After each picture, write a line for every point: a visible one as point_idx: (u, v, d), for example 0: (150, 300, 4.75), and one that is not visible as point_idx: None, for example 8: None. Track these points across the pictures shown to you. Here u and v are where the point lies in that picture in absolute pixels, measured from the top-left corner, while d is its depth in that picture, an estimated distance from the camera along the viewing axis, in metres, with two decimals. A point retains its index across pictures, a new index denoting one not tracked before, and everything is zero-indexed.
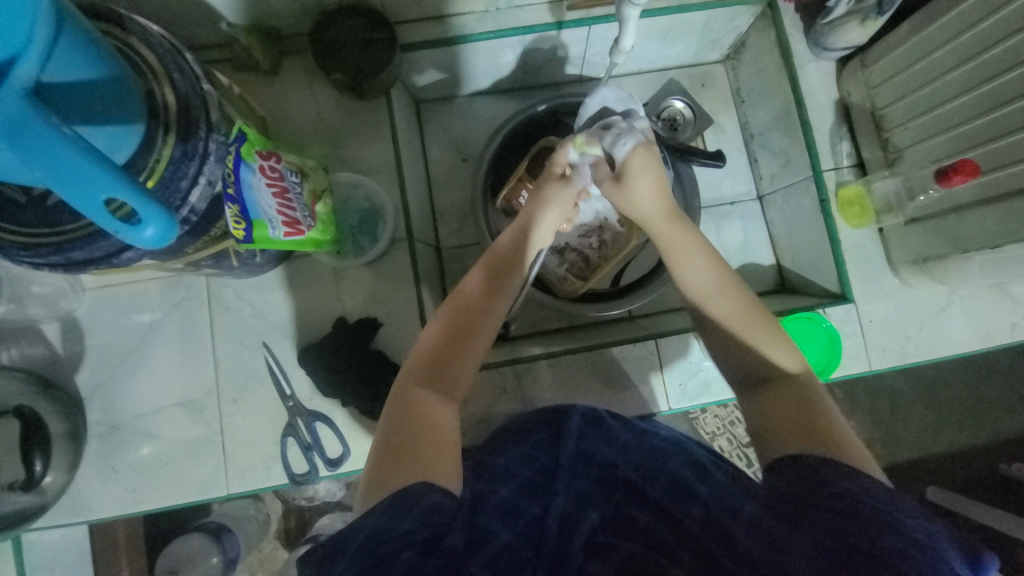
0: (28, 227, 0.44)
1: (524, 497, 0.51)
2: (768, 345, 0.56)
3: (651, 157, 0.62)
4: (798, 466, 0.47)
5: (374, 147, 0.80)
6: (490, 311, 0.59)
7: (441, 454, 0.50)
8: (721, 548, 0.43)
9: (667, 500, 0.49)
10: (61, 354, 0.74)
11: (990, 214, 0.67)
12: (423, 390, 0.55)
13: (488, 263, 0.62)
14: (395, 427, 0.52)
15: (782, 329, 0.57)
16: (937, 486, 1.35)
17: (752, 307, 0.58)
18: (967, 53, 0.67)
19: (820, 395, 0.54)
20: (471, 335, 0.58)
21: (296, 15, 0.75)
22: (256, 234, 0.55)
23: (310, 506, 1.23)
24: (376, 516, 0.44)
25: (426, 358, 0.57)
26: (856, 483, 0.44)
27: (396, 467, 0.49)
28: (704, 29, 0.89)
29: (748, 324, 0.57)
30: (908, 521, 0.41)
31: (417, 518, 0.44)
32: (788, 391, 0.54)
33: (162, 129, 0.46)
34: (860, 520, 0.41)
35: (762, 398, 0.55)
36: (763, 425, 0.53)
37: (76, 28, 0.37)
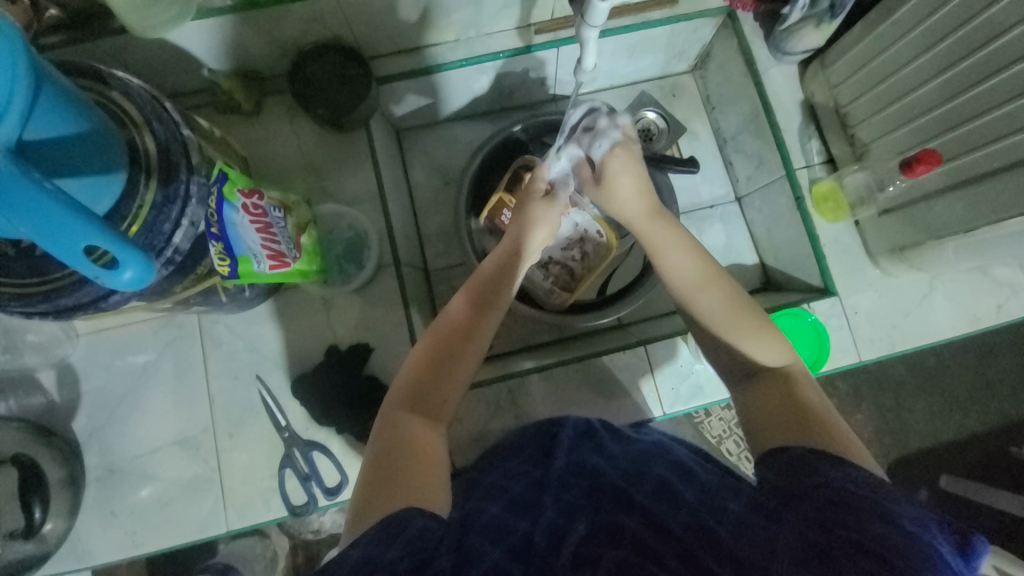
0: (21, 280, 0.45)
1: (512, 513, 0.49)
2: (753, 340, 0.58)
3: (628, 157, 0.68)
4: (788, 456, 0.48)
5: (356, 177, 0.82)
6: (476, 335, 0.60)
7: (428, 480, 0.51)
8: (709, 551, 0.43)
9: (655, 506, 0.48)
10: (57, 401, 0.75)
11: (957, 200, 0.68)
12: (410, 416, 0.55)
13: (471, 289, 0.62)
14: (382, 457, 0.52)
15: (769, 326, 0.59)
16: (949, 474, 1.34)
17: (737, 302, 0.60)
18: (918, 48, 0.70)
19: (807, 384, 0.56)
20: (457, 360, 0.59)
21: (274, 57, 0.78)
22: (241, 269, 0.57)
23: (316, 539, 1.21)
24: (361, 547, 0.43)
25: (413, 384, 0.57)
26: (841, 472, 0.44)
27: (383, 495, 0.49)
28: (669, 43, 0.93)
29: (733, 318, 0.59)
30: (896, 509, 0.40)
31: (405, 544, 0.43)
32: (776, 383, 0.55)
33: (144, 175, 0.48)
34: (844, 509, 0.41)
35: (750, 391, 0.56)
36: (755, 416, 0.54)
37: (58, 87, 0.39)
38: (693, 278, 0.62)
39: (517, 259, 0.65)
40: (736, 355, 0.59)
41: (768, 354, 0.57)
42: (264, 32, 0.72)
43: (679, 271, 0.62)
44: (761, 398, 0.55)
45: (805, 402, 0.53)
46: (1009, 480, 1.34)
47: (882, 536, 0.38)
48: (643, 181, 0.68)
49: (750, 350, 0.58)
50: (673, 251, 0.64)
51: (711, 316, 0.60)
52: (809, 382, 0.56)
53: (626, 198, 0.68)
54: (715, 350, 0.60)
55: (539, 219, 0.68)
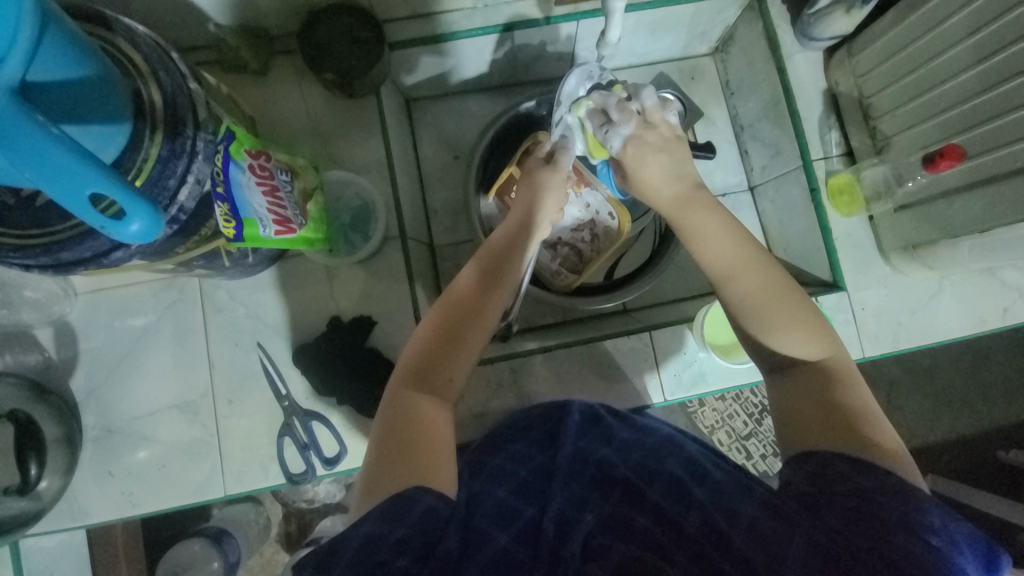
0: (20, 230, 0.44)
1: (518, 498, 0.50)
2: (791, 328, 0.54)
3: (650, 142, 0.62)
4: (816, 460, 0.48)
5: (365, 145, 0.80)
6: (483, 311, 0.59)
7: (433, 459, 0.50)
8: (720, 550, 0.43)
9: (666, 504, 0.48)
10: (55, 359, 0.74)
11: (977, 199, 0.67)
12: (416, 394, 0.55)
13: (482, 264, 0.62)
14: (388, 432, 0.52)
15: (814, 315, 0.55)
16: (936, 474, 1.36)
17: (778, 289, 0.55)
18: (950, 40, 0.68)
19: (851, 381, 0.52)
20: (463, 337, 0.58)
21: (284, 15, 0.75)
22: (247, 232, 0.55)
23: (310, 508, 1.23)
24: (369, 524, 0.44)
25: (419, 360, 0.57)
26: (877, 482, 0.45)
27: (390, 474, 0.49)
28: (691, 22, 0.90)
29: (772, 306, 0.55)
30: (927, 522, 0.42)
31: (412, 524, 0.43)
32: (815, 381, 0.52)
33: (149, 128, 0.45)
34: (875, 520, 0.42)
35: (785, 388, 0.53)
36: (789, 415, 0.52)
37: (61, 28, 0.37)
38: (732, 266, 0.57)
39: (529, 236, 0.64)
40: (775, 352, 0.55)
41: (808, 349, 0.54)
42: None
43: (717, 258, 0.57)
44: (797, 397, 0.52)
45: (842, 403, 0.50)
46: (994, 483, 1.36)
47: (910, 552, 0.40)
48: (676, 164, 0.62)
49: (788, 347, 0.54)
50: (708, 236, 0.58)
51: (755, 308, 0.55)
52: (849, 375, 0.53)
53: (658, 181, 0.62)
54: (747, 341, 0.57)
55: (546, 192, 0.66)
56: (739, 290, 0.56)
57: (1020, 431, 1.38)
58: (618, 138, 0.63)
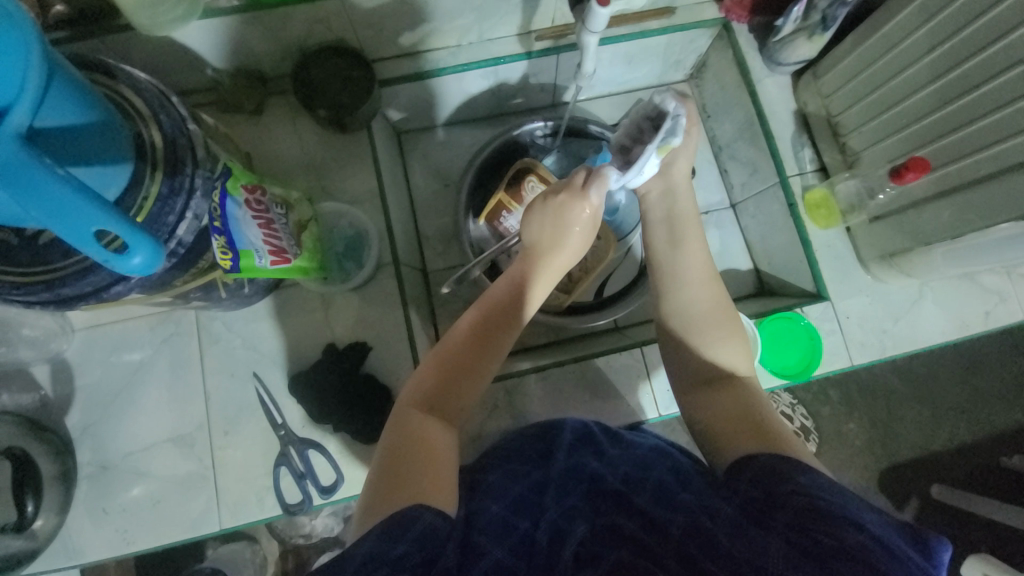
0: (23, 267, 0.45)
1: (515, 512, 0.50)
2: (720, 342, 0.63)
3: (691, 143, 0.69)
4: (756, 464, 0.51)
5: (357, 177, 0.83)
6: (492, 345, 0.60)
7: (439, 477, 0.51)
8: (704, 551, 0.43)
9: (656, 510, 0.49)
10: (50, 396, 0.74)
11: (946, 207, 0.70)
12: (424, 418, 0.56)
13: (484, 311, 0.60)
14: (390, 452, 0.53)
15: (740, 339, 0.64)
16: (941, 483, 1.35)
17: (719, 306, 0.65)
18: (906, 60, 0.72)
19: (754, 386, 0.62)
20: (472, 369, 0.59)
21: (278, 57, 0.79)
22: (243, 263, 0.57)
23: (308, 543, 1.20)
24: (369, 540, 0.44)
25: (425, 395, 0.58)
26: (809, 478, 0.48)
27: (391, 494, 0.49)
28: (666, 52, 0.95)
29: (710, 316, 0.64)
30: (864, 516, 0.44)
31: (411, 541, 0.44)
32: (733, 391, 0.61)
33: (150, 167, 0.48)
34: (820, 517, 0.43)
35: (709, 397, 0.61)
36: (707, 433, 0.59)
37: (65, 76, 0.39)
38: (700, 274, 0.66)
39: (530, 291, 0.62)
40: (700, 362, 0.63)
41: (731, 357, 0.63)
42: (270, 33, 0.73)
43: (684, 267, 0.66)
44: (715, 407, 0.60)
45: (761, 414, 0.58)
46: (1000, 489, 1.36)
47: (856, 543, 0.41)
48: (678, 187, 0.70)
49: (714, 359, 0.63)
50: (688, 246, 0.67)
51: (694, 314, 0.65)
52: (758, 392, 0.62)
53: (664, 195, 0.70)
54: (688, 354, 0.64)
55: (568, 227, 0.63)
56: (694, 297, 0.65)
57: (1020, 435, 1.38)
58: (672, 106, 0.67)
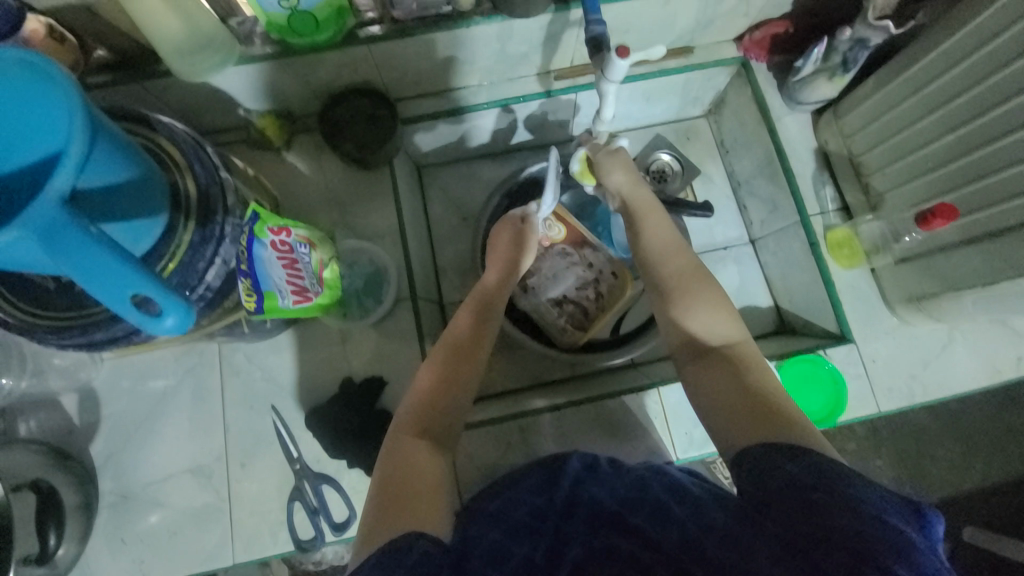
0: (61, 311, 0.47)
1: (514, 539, 0.50)
2: (708, 316, 0.60)
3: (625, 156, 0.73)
4: (750, 457, 0.48)
5: (378, 212, 0.85)
6: (474, 350, 0.64)
7: (433, 500, 0.51)
8: (695, 561, 0.43)
9: (651, 528, 0.48)
10: (77, 424, 0.76)
11: (975, 253, 0.68)
12: (414, 441, 0.57)
13: (475, 304, 0.68)
14: (391, 475, 0.53)
15: (725, 301, 0.61)
16: (975, 526, 1.28)
17: (698, 278, 0.63)
18: (932, 104, 0.71)
19: (755, 360, 0.57)
20: (458, 377, 0.61)
21: (306, 98, 0.82)
22: (266, 304, 0.59)
23: (318, 570, 1.20)
24: (365, 572, 0.44)
25: (424, 402, 0.60)
26: (801, 462, 0.44)
27: (389, 518, 0.49)
28: (684, 90, 0.96)
29: (693, 292, 0.62)
30: (856, 493, 0.41)
31: (409, 568, 0.42)
32: (730, 364, 0.57)
33: (183, 217, 0.50)
34: (812, 507, 0.41)
35: (704, 374, 0.57)
36: (717, 417, 0.54)
37: (108, 137, 0.41)
38: (668, 247, 0.66)
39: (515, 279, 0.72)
40: (690, 339, 0.60)
41: (719, 329, 0.60)
42: (300, 77, 0.76)
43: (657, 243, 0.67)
44: (711, 386, 0.56)
45: (764, 393, 0.54)
46: None
47: (848, 530, 0.39)
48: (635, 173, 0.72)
49: (706, 335, 0.60)
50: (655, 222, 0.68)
51: (667, 288, 0.64)
52: (759, 363, 0.57)
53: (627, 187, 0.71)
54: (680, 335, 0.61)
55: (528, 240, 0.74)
56: (665, 271, 0.65)
57: None
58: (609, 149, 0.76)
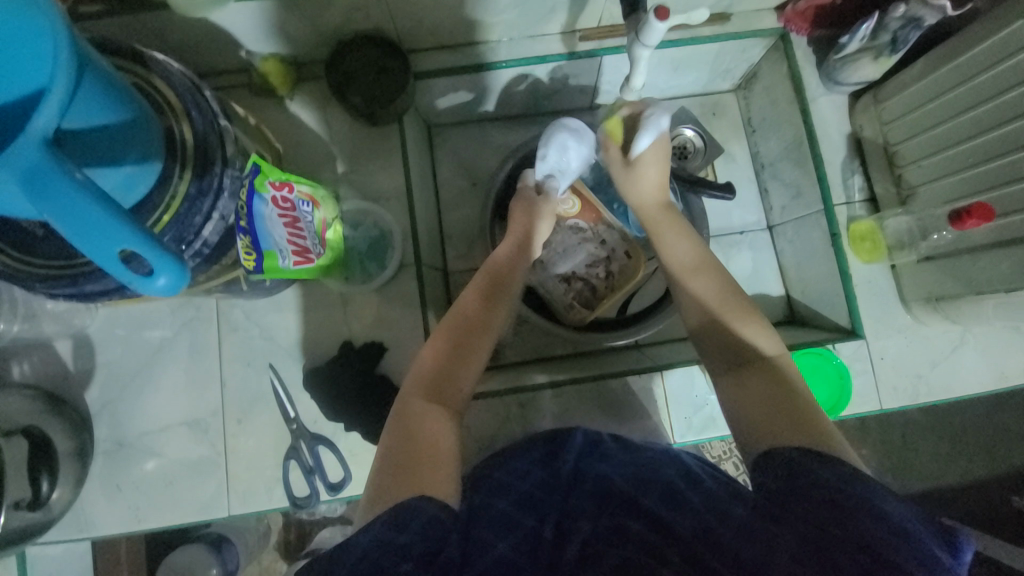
0: (50, 259, 0.45)
1: (520, 509, 0.51)
2: (743, 325, 0.59)
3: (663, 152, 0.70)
4: (777, 459, 0.47)
5: (385, 172, 0.81)
6: (486, 320, 0.62)
7: (440, 469, 0.51)
8: (710, 550, 0.43)
9: (663, 509, 0.48)
10: (72, 370, 0.75)
11: (1005, 258, 0.65)
12: (424, 405, 0.55)
13: (486, 277, 0.65)
14: (397, 441, 0.52)
15: (759, 314, 0.60)
16: (950, 519, 1.32)
17: (729, 288, 0.61)
18: (980, 95, 0.67)
19: (793, 372, 0.55)
20: (469, 347, 0.60)
21: (313, 43, 0.76)
22: (266, 264, 0.56)
23: (310, 520, 1.23)
24: (373, 530, 0.44)
25: (430, 374, 0.58)
26: (835, 469, 0.44)
27: (396, 486, 0.49)
28: (715, 60, 0.90)
29: (725, 303, 0.60)
30: (886, 506, 0.41)
31: (416, 530, 0.44)
32: (767, 376, 0.55)
33: (179, 166, 0.47)
34: (839, 510, 0.41)
35: (737, 385, 0.55)
36: (744, 423, 0.53)
37: (97, 75, 0.38)
38: (692, 264, 0.64)
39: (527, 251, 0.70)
40: (731, 342, 0.58)
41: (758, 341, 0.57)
42: (306, 19, 0.71)
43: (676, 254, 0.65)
44: (747, 395, 0.54)
45: (799, 399, 0.52)
46: (1012, 531, 1.32)
47: (879, 538, 0.39)
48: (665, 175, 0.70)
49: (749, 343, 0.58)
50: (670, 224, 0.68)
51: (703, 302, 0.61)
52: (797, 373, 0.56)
53: (649, 185, 0.69)
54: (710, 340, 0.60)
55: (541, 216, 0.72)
56: (697, 285, 0.62)
57: None
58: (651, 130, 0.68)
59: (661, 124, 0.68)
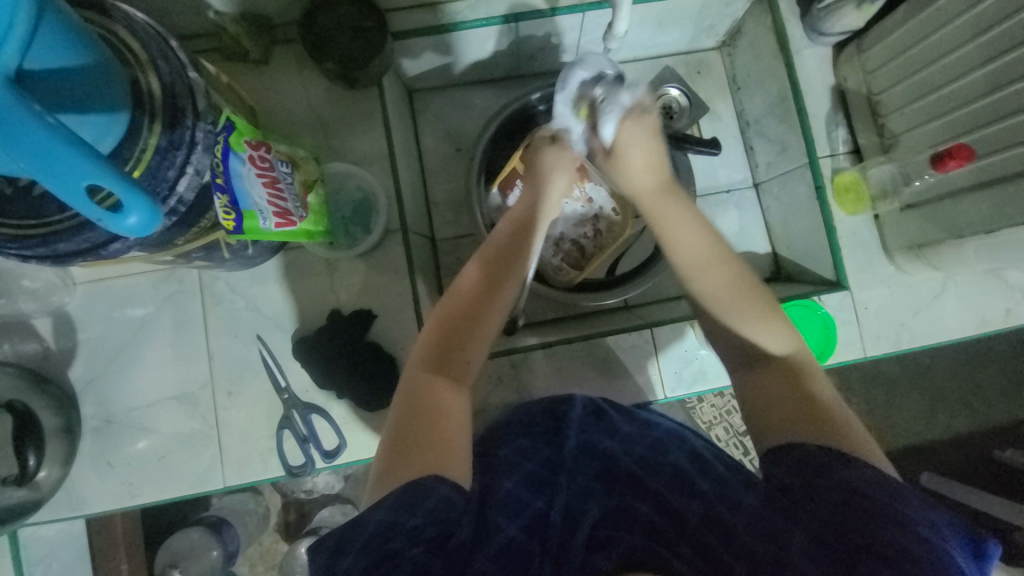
0: (15, 219, 0.43)
1: (528, 490, 0.52)
2: (759, 321, 0.55)
3: (643, 127, 0.59)
4: (796, 452, 0.48)
5: (366, 136, 0.79)
6: (498, 301, 0.57)
7: (452, 445, 0.50)
8: (720, 540, 0.46)
9: (671, 495, 0.51)
10: (53, 349, 0.74)
11: (986, 199, 0.66)
12: (433, 377, 0.54)
13: (490, 251, 0.60)
14: (403, 418, 0.51)
15: (778, 309, 0.56)
16: (932, 472, 1.36)
17: (743, 282, 0.56)
18: (962, 37, 0.66)
19: (814, 378, 0.53)
20: (475, 328, 0.56)
21: (284, 2, 0.74)
22: (246, 224, 0.55)
23: (309, 499, 1.24)
24: (383, 510, 0.45)
25: (435, 349, 0.55)
26: (855, 472, 0.45)
27: (406, 459, 0.48)
28: (699, 15, 0.88)
29: (738, 297, 0.56)
30: (910, 512, 0.42)
31: (427, 512, 0.45)
32: (785, 375, 0.53)
33: (148, 117, 0.44)
34: (860, 514, 0.43)
35: (751, 380, 0.55)
36: (758, 415, 0.53)
37: (58, 13, 0.36)
38: (700, 258, 0.57)
39: (531, 225, 0.62)
40: (741, 341, 0.56)
41: (775, 341, 0.55)
42: None
43: (685, 251, 0.58)
44: (762, 391, 0.53)
45: (815, 398, 0.51)
46: (990, 480, 1.37)
47: (900, 546, 0.40)
48: (658, 154, 0.60)
49: (760, 337, 0.55)
50: (680, 221, 0.58)
51: (708, 298, 0.57)
52: (814, 372, 0.54)
53: (638, 170, 0.60)
54: (724, 335, 0.57)
55: (552, 176, 0.65)
56: (705, 284, 0.57)
57: (1015, 430, 1.38)
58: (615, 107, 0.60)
59: (623, 101, 0.60)
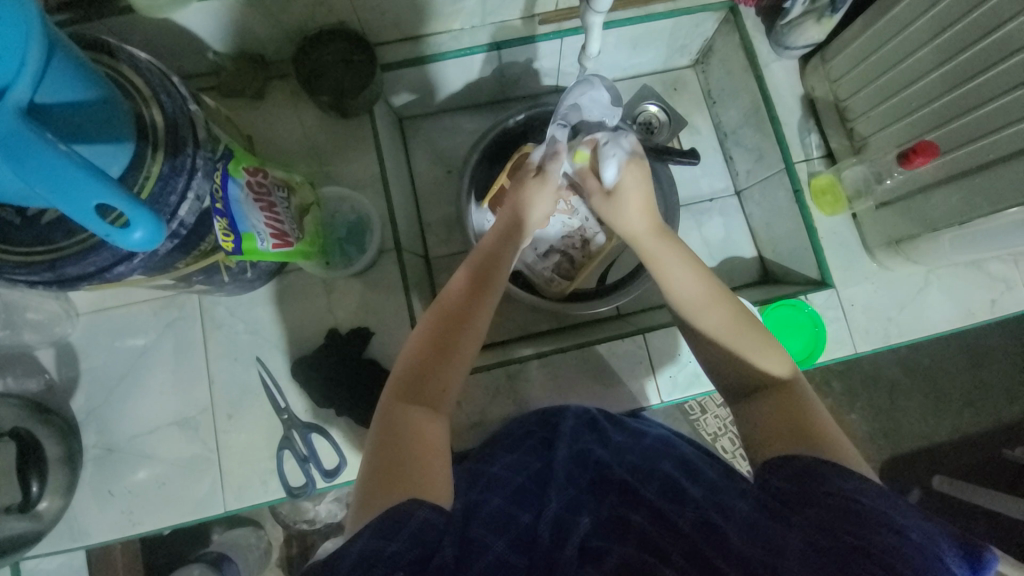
0: (24, 247, 0.45)
1: (515, 506, 0.51)
2: (760, 354, 0.57)
3: (639, 173, 0.64)
4: (796, 464, 0.48)
5: (360, 161, 0.82)
6: (471, 328, 0.58)
7: (431, 473, 0.50)
8: (715, 548, 0.43)
9: (664, 504, 0.49)
10: (56, 380, 0.75)
11: (954, 191, 0.69)
12: (409, 407, 0.54)
13: (471, 271, 0.61)
14: (379, 449, 0.52)
15: (773, 339, 0.59)
16: (944, 474, 1.35)
17: (741, 318, 0.59)
18: (915, 43, 0.71)
19: (812, 401, 0.55)
20: (453, 353, 0.57)
21: (279, 40, 0.78)
22: (245, 246, 0.58)
23: (311, 530, 1.22)
24: (363, 540, 0.43)
25: (412, 376, 0.56)
26: (850, 483, 0.45)
27: (385, 488, 0.49)
28: (671, 36, 0.94)
29: (739, 335, 0.58)
30: (906, 521, 0.42)
31: (406, 538, 0.43)
32: (778, 396, 0.55)
33: (151, 147, 0.47)
34: (853, 517, 0.42)
35: (748, 407, 0.57)
36: (754, 434, 0.54)
37: (66, 53, 0.39)
38: (701, 299, 0.59)
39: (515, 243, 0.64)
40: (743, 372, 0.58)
41: (766, 371, 0.57)
42: (270, 14, 0.73)
43: (687, 289, 0.60)
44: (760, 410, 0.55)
45: (808, 416, 0.53)
46: (1004, 481, 1.35)
47: (892, 547, 0.39)
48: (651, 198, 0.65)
49: (758, 368, 0.57)
50: (676, 262, 0.61)
51: (717, 344, 0.59)
52: (812, 393, 0.56)
53: (633, 213, 0.64)
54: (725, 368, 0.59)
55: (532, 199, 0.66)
56: (705, 325, 0.59)
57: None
58: (615, 155, 0.64)
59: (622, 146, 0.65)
